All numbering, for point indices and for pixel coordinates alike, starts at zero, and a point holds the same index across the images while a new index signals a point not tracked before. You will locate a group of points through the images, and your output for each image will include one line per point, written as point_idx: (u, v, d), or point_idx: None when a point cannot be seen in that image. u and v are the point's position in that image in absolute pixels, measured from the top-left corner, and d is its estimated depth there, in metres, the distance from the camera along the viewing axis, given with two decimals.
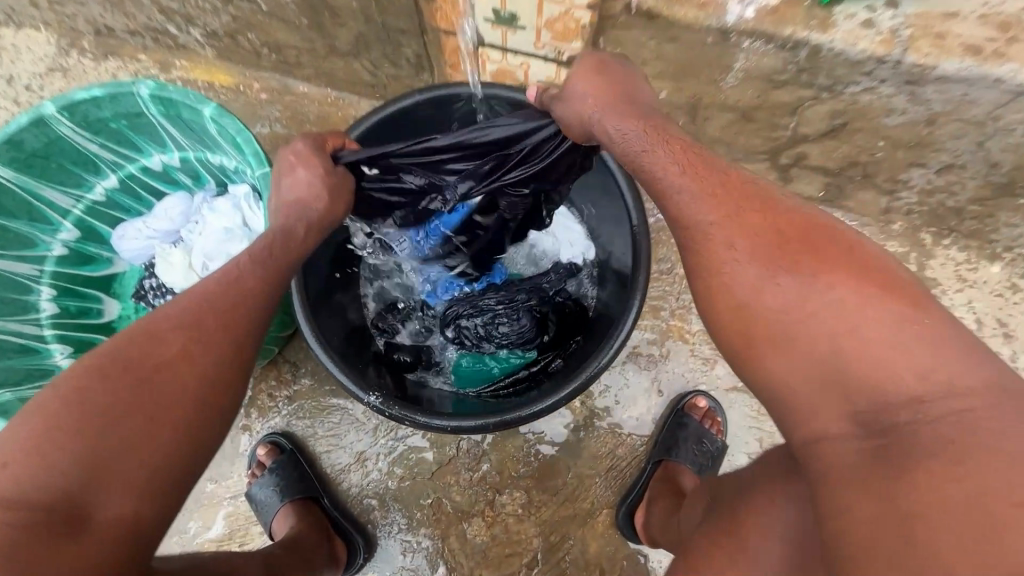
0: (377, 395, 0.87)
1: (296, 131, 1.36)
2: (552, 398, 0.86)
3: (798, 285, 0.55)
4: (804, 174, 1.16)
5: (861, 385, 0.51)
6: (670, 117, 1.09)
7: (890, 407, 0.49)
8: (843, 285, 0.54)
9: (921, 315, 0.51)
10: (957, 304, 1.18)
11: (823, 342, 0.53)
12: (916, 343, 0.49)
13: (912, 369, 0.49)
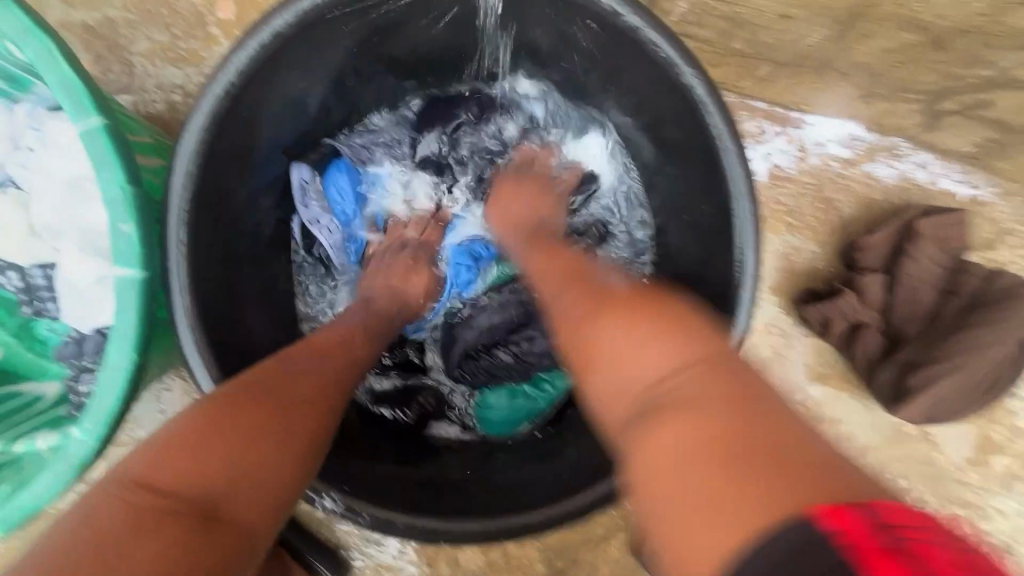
0: (333, 495, 0.59)
1: None
2: (586, 499, 0.60)
3: (638, 352, 0.48)
4: (964, 125, 0.78)
5: (714, 443, 0.41)
6: None
7: (765, 448, 0.40)
8: (661, 326, 0.49)
9: (712, 367, 0.46)
10: None
11: (658, 390, 0.46)
12: (747, 400, 0.43)
13: (727, 405, 0.42)
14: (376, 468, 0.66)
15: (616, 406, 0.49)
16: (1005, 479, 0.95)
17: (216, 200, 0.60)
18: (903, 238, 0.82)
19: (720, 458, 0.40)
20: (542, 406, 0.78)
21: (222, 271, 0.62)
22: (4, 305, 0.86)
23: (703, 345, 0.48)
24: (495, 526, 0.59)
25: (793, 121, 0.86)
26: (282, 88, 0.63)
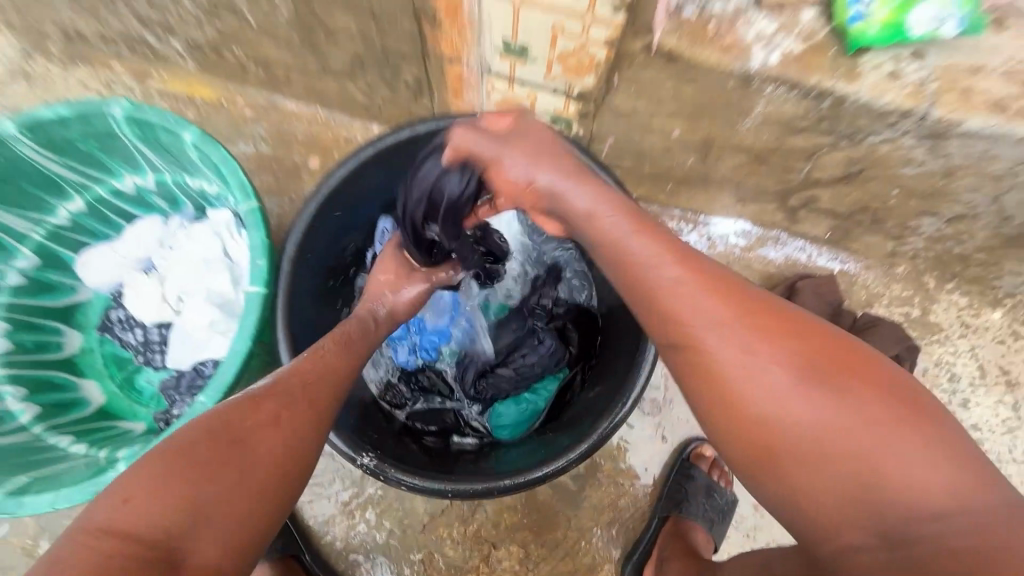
0: (370, 456, 0.80)
1: (283, 150, 1.28)
2: (548, 468, 0.80)
3: (779, 386, 0.53)
4: (813, 217, 1.14)
5: (861, 475, 0.49)
6: (680, 154, 1.05)
7: (899, 478, 0.48)
8: (767, 337, 0.55)
9: (837, 386, 0.52)
10: (960, 350, 1.17)
11: (788, 411, 0.52)
12: (875, 415, 0.50)
13: (919, 449, 0.49)
14: (398, 450, 0.88)
15: (732, 423, 0.55)
16: None
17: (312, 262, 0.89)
18: (790, 295, 1.12)
19: (855, 494, 0.49)
20: (541, 405, 1.00)
21: (309, 306, 0.92)
22: (119, 362, 1.12)
23: (816, 345, 0.55)
24: (483, 485, 0.79)
25: (700, 222, 1.23)
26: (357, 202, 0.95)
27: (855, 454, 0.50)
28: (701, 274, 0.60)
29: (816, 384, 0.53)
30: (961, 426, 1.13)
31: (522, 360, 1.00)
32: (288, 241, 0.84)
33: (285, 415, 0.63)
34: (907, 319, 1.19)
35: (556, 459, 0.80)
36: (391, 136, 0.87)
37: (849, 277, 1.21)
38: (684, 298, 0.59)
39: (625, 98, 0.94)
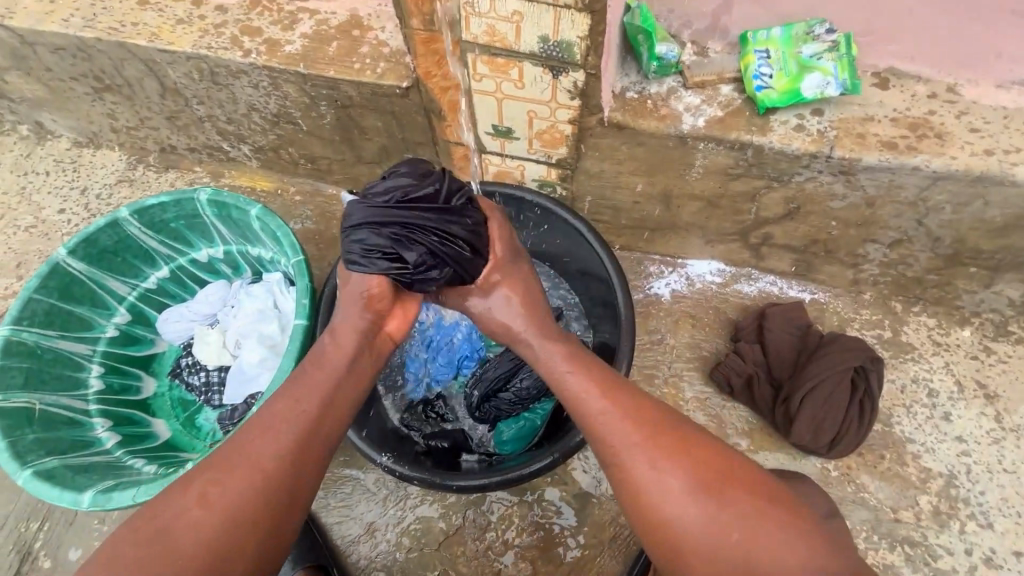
0: (389, 456, 0.96)
1: (324, 226, 1.55)
2: (541, 461, 0.95)
3: (684, 494, 0.74)
4: (775, 252, 1.30)
5: (726, 553, 0.71)
6: (648, 205, 1.25)
7: (754, 555, 0.70)
8: (657, 455, 0.76)
9: (708, 489, 0.73)
10: (935, 367, 1.25)
11: (681, 515, 0.73)
12: (730, 506, 0.72)
13: (766, 535, 0.71)
14: (414, 458, 1.03)
15: (646, 522, 0.75)
16: (932, 515, 1.12)
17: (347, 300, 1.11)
18: (762, 321, 1.25)
19: (724, 563, 0.71)
20: (539, 423, 1.13)
21: None
22: (183, 404, 1.32)
23: (692, 458, 0.76)
24: (484, 479, 0.94)
25: (679, 264, 1.40)
26: None
27: (745, 550, 0.70)
28: (618, 404, 0.80)
29: (697, 483, 0.74)
30: (946, 439, 1.19)
31: (520, 386, 1.12)
32: (328, 282, 1.06)
33: (223, 483, 0.75)
34: (880, 340, 1.28)
35: (547, 455, 0.95)
36: None
37: (820, 305, 1.33)
38: (602, 424, 0.79)
39: (593, 162, 1.16)
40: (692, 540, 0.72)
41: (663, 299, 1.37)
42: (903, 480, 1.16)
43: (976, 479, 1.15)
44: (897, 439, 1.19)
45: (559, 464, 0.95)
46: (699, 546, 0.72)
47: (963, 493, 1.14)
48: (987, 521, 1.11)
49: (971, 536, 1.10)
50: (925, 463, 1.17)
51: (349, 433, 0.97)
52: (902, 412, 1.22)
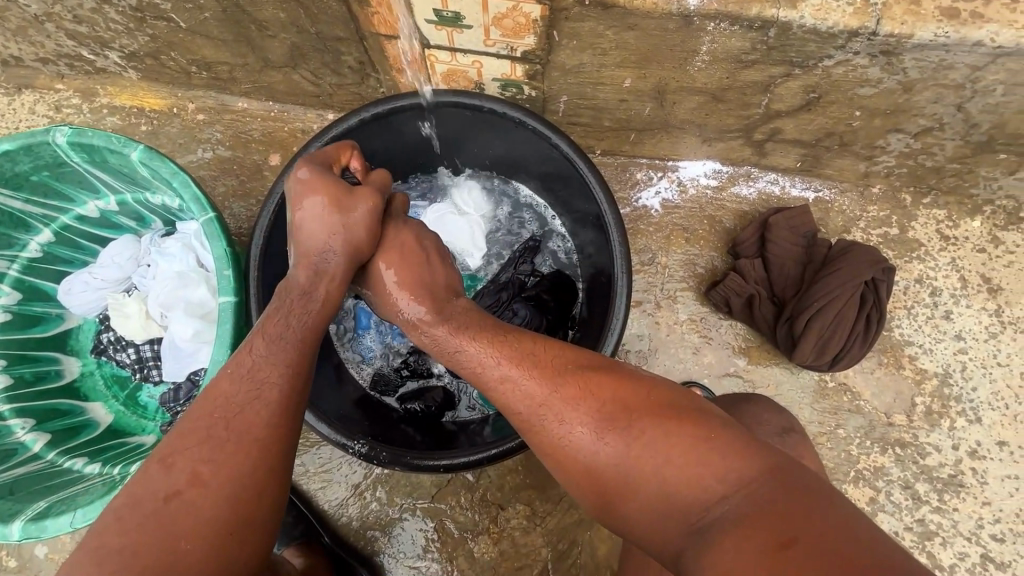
0: (363, 443, 0.83)
1: (241, 152, 1.26)
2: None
3: (586, 431, 0.63)
4: (781, 148, 1.11)
5: (635, 483, 0.60)
6: (637, 103, 1.02)
7: (666, 480, 0.58)
8: (553, 389, 0.67)
9: (612, 418, 0.63)
10: (941, 264, 1.17)
11: (586, 453, 0.63)
12: (639, 436, 0.61)
13: (679, 451, 0.59)
14: (391, 434, 0.92)
15: (552, 462, 0.66)
16: (923, 414, 1.12)
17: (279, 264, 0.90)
18: (764, 231, 1.11)
19: (636, 495, 0.60)
20: None
21: None
22: (120, 381, 1.16)
23: (595, 389, 0.65)
24: (466, 458, 0.83)
25: (670, 168, 1.21)
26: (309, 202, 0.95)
27: (659, 483, 0.59)
28: (513, 344, 0.72)
29: (592, 413, 0.64)
30: (945, 337, 1.15)
31: None
32: (251, 246, 0.84)
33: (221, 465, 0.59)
34: (886, 239, 1.18)
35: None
36: (340, 125, 0.89)
37: (825, 204, 1.20)
38: (493, 361, 0.71)
39: (569, 53, 0.91)
40: (596, 475, 0.62)
41: (653, 211, 1.20)
42: (899, 382, 1.14)
43: (969, 375, 1.13)
44: (896, 344, 1.15)
45: None
46: (609, 482, 0.62)
47: (955, 391, 1.13)
48: (975, 416, 1.11)
49: (959, 432, 1.12)
50: (921, 364, 1.14)
51: (313, 423, 0.83)
52: (903, 314, 1.16)
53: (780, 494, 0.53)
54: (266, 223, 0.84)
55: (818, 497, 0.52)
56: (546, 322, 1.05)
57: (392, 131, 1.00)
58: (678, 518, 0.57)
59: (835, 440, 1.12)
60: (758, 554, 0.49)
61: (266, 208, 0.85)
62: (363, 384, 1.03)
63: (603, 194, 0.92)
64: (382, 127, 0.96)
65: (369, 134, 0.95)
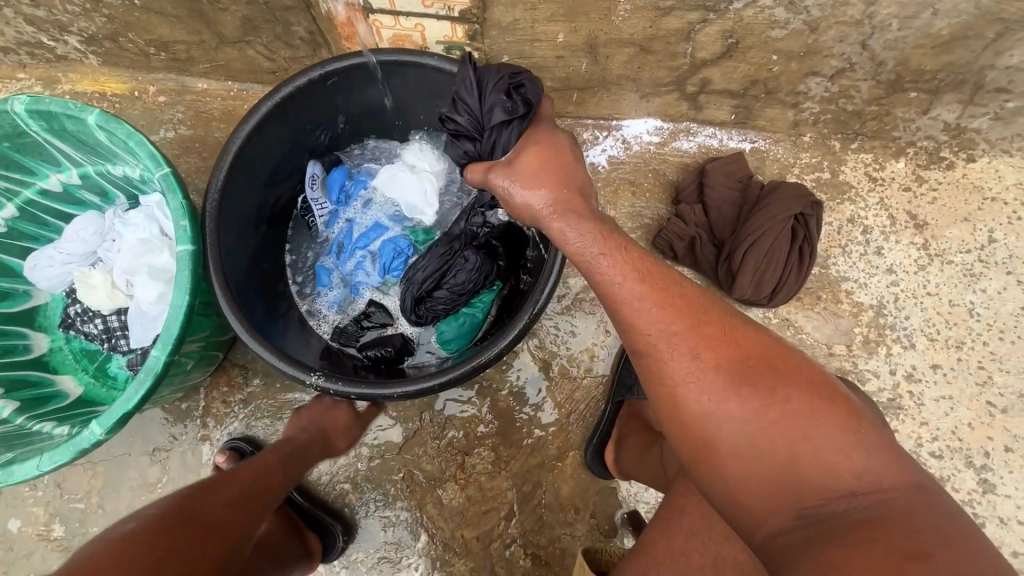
0: (318, 375, 0.88)
1: (203, 130, 1.30)
2: (479, 358, 0.88)
3: (722, 391, 0.63)
4: (714, 100, 1.19)
5: (759, 452, 0.61)
6: (574, 60, 1.09)
7: (795, 458, 0.59)
8: (700, 343, 0.65)
9: (758, 384, 0.63)
10: (870, 204, 1.25)
11: (716, 409, 0.63)
12: (776, 408, 0.61)
13: (823, 436, 0.60)
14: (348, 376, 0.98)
15: (667, 407, 0.66)
16: (860, 343, 1.19)
17: (233, 219, 0.95)
18: (702, 178, 1.18)
19: (752, 463, 0.61)
20: (480, 316, 1.08)
21: (241, 260, 0.98)
22: (88, 354, 1.18)
23: (744, 351, 0.65)
24: (415, 391, 0.88)
25: (614, 127, 1.28)
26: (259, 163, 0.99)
27: (789, 458, 0.60)
28: (661, 288, 0.69)
29: (734, 375, 0.63)
30: (878, 272, 1.22)
31: (454, 281, 1.03)
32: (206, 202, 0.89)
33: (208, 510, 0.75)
34: (818, 183, 1.25)
35: (485, 352, 0.89)
36: (288, 87, 0.94)
37: (761, 153, 1.27)
38: (631, 305, 0.69)
39: (503, 10, 0.97)
40: (709, 432, 0.63)
41: (600, 168, 1.27)
42: (837, 315, 1.20)
43: (902, 305, 1.21)
44: (833, 280, 1.22)
45: (506, 352, 0.89)
46: (728, 443, 0.62)
47: (890, 320, 1.20)
48: (909, 342, 1.18)
49: (895, 358, 1.18)
50: (857, 297, 1.21)
51: (270, 359, 0.87)
52: (838, 252, 1.23)
53: (914, 510, 0.55)
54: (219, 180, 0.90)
55: (952, 523, 0.53)
56: (500, 267, 1.07)
57: (342, 93, 1.03)
58: (789, 496, 0.59)
59: None
60: (887, 556, 0.50)
61: (219, 169, 0.91)
62: (329, 337, 1.11)
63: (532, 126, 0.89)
64: (326, 91, 1.00)
65: (311, 97, 0.99)
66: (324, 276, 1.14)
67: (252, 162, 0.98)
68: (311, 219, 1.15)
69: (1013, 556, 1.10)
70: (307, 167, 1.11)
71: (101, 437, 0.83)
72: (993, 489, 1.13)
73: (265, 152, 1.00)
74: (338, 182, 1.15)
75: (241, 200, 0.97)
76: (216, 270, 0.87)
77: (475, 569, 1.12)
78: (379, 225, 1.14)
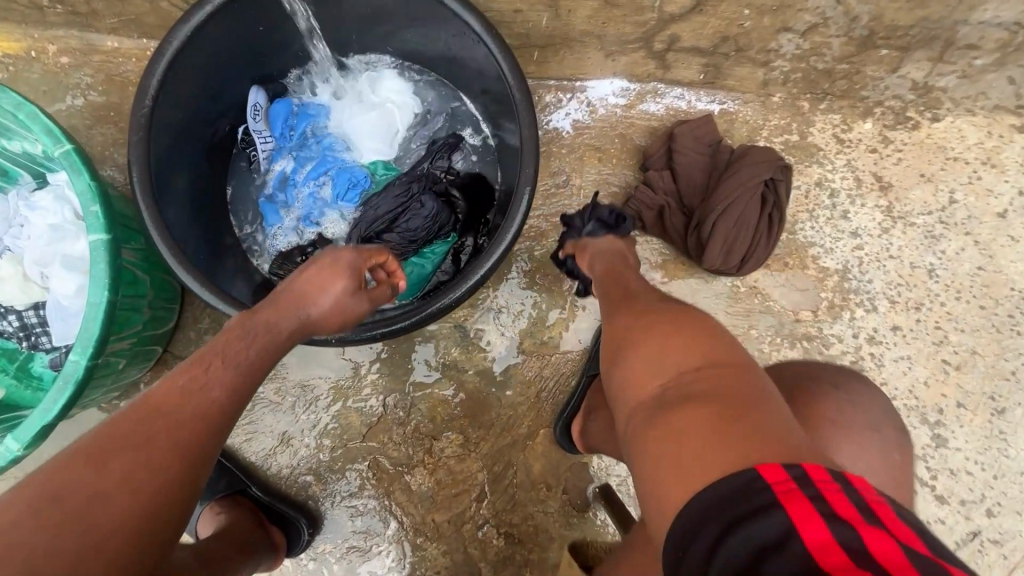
0: None
1: (117, 96, 1.15)
2: (434, 304, 0.84)
3: (614, 304, 0.88)
4: (683, 58, 1.12)
5: (621, 347, 0.79)
6: (534, 14, 1.00)
7: (670, 362, 0.68)
8: (608, 276, 0.95)
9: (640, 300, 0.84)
10: (838, 167, 1.22)
11: (619, 328, 0.81)
12: (657, 307, 0.81)
13: (682, 346, 0.70)
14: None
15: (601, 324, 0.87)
16: (825, 308, 1.19)
17: (162, 174, 0.87)
18: (670, 143, 1.12)
19: (643, 362, 0.72)
20: (429, 269, 1.04)
21: (177, 214, 0.91)
22: (7, 354, 1.07)
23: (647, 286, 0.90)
24: (359, 333, 0.83)
25: (578, 88, 1.20)
26: (186, 100, 0.91)
27: (660, 357, 0.70)
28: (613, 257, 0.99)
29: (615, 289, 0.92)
30: (843, 236, 1.21)
31: (406, 227, 1.00)
32: (130, 148, 0.81)
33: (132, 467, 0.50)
34: (787, 145, 1.22)
35: (439, 300, 0.84)
36: (203, 12, 0.82)
37: (730, 115, 1.22)
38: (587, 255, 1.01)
39: None
40: (615, 343, 0.79)
41: (564, 133, 1.19)
42: (804, 281, 1.20)
43: (866, 269, 1.21)
44: (800, 245, 1.20)
45: (462, 301, 0.85)
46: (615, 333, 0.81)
47: (854, 285, 1.20)
48: (872, 305, 1.19)
49: (858, 322, 1.19)
50: (823, 263, 1.20)
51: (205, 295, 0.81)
52: (806, 218, 1.21)
53: (740, 395, 0.61)
54: (139, 123, 0.82)
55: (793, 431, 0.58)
56: (457, 220, 1.05)
57: (272, 16, 0.93)
58: (653, 391, 0.68)
59: (748, 340, 1.17)
60: (710, 432, 0.57)
61: (141, 103, 0.81)
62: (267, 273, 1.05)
63: (496, 42, 0.86)
64: (254, 10, 0.89)
65: (232, 23, 0.88)
66: (268, 212, 1.06)
67: (176, 98, 0.88)
68: (254, 154, 1.07)
69: (960, 505, 1.16)
70: (249, 94, 1.03)
71: (20, 453, 0.74)
72: (944, 444, 1.17)
73: (191, 88, 0.91)
74: (283, 108, 1.07)
75: (168, 148, 0.89)
76: (152, 219, 0.81)
77: (448, 552, 1.10)
78: (327, 158, 1.07)
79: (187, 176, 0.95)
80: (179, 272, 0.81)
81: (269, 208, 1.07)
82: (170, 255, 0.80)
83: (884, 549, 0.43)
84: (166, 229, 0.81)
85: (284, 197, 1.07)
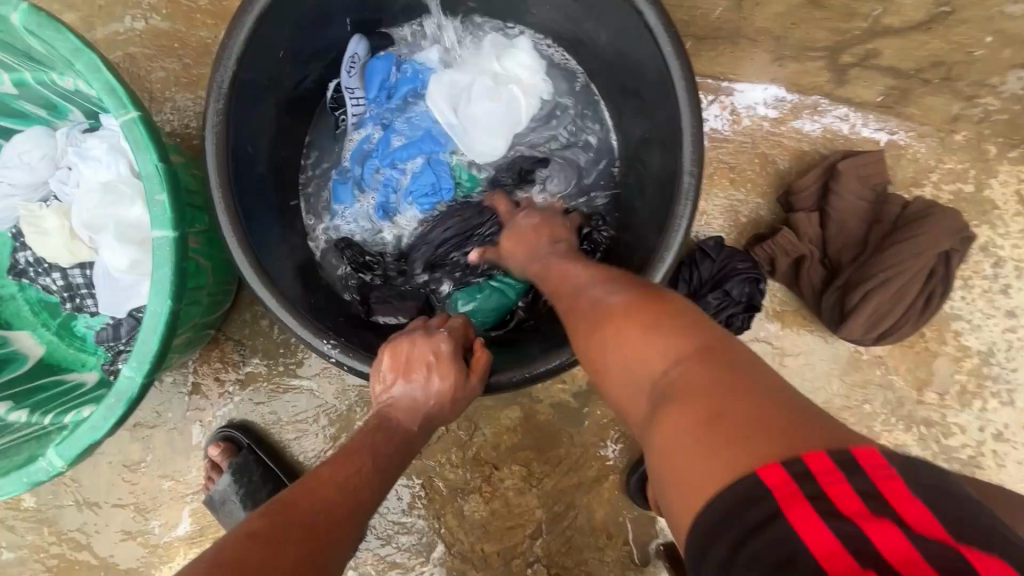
0: (334, 344, 0.70)
1: (182, 25, 0.97)
2: (548, 363, 0.70)
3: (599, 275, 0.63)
4: (867, 76, 0.90)
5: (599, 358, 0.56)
6: (708, 1, 0.80)
7: (621, 353, 0.53)
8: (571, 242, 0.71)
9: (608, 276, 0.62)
10: (1012, 231, 1.02)
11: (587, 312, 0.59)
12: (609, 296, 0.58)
13: (635, 325, 0.53)
14: (363, 340, 0.79)
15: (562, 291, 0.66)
16: (955, 393, 1.04)
17: (242, 154, 0.72)
18: (829, 179, 0.93)
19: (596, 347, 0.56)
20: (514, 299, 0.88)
21: (263, 203, 0.78)
22: (50, 308, 0.97)
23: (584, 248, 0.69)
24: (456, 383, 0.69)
25: (723, 90, 0.98)
26: (272, 63, 0.74)
27: (618, 351, 0.53)
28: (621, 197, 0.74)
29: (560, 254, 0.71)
30: (996, 313, 1.03)
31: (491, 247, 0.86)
32: (205, 124, 0.66)
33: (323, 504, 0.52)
34: (958, 197, 1.00)
35: (553, 356, 0.70)
36: None
37: (898, 150, 1.00)
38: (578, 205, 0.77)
39: None
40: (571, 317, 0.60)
41: None
42: (937, 359, 1.04)
43: (1013, 356, 1.04)
44: (943, 317, 1.03)
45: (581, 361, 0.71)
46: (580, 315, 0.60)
47: (994, 371, 1.04)
48: (1010, 398, 1.03)
49: (988, 414, 1.04)
50: (966, 341, 1.03)
51: (280, 313, 0.68)
52: (957, 286, 1.03)
53: (719, 371, 0.46)
54: (219, 94, 0.66)
55: (773, 391, 0.44)
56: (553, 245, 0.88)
57: None
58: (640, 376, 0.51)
59: (859, 415, 1.04)
60: (708, 430, 0.42)
61: (224, 63, 0.66)
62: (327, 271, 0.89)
63: (669, 40, 0.66)
64: None
65: None
66: (341, 190, 0.91)
67: (261, 57, 0.72)
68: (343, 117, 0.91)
69: None
70: (350, 42, 0.86)
71: (63, 468, 0.67)
72: None
73: (280, 43, 0.74)
74: (380, 65, 0.89)
75: (250, 120, 0.74)
76: (225, 211, 0.67)
77: None
78: (422, 138, 0.90)
79: (267, 149, 0.80)
80: (252, 280, 0.68)
81: (342, 185, 0.91)
82: (247, 262, 0.68)
83: (886, 537, 0.33)
84: (241, 225, 0.68)
85: (361, 174, 0.91)
